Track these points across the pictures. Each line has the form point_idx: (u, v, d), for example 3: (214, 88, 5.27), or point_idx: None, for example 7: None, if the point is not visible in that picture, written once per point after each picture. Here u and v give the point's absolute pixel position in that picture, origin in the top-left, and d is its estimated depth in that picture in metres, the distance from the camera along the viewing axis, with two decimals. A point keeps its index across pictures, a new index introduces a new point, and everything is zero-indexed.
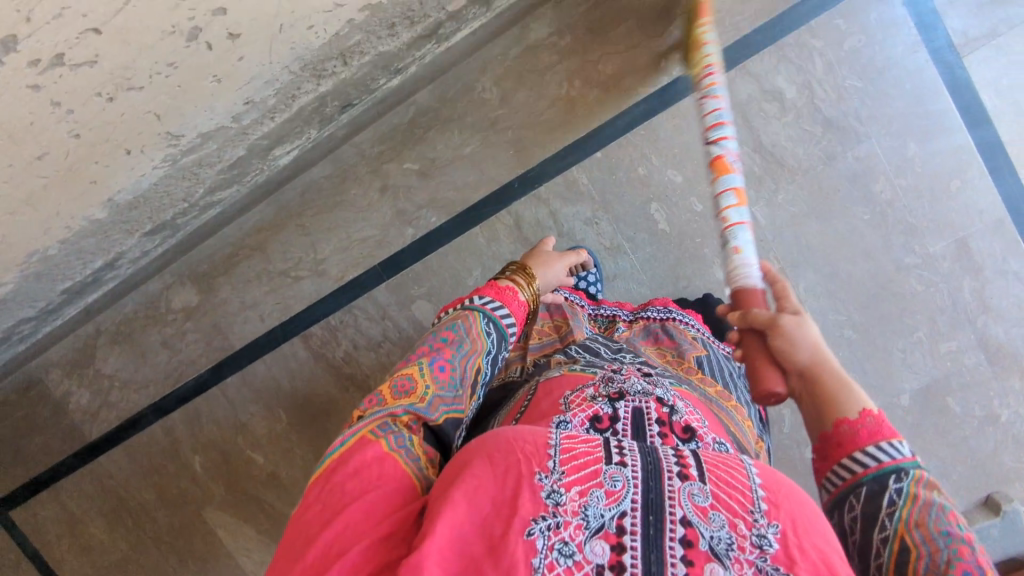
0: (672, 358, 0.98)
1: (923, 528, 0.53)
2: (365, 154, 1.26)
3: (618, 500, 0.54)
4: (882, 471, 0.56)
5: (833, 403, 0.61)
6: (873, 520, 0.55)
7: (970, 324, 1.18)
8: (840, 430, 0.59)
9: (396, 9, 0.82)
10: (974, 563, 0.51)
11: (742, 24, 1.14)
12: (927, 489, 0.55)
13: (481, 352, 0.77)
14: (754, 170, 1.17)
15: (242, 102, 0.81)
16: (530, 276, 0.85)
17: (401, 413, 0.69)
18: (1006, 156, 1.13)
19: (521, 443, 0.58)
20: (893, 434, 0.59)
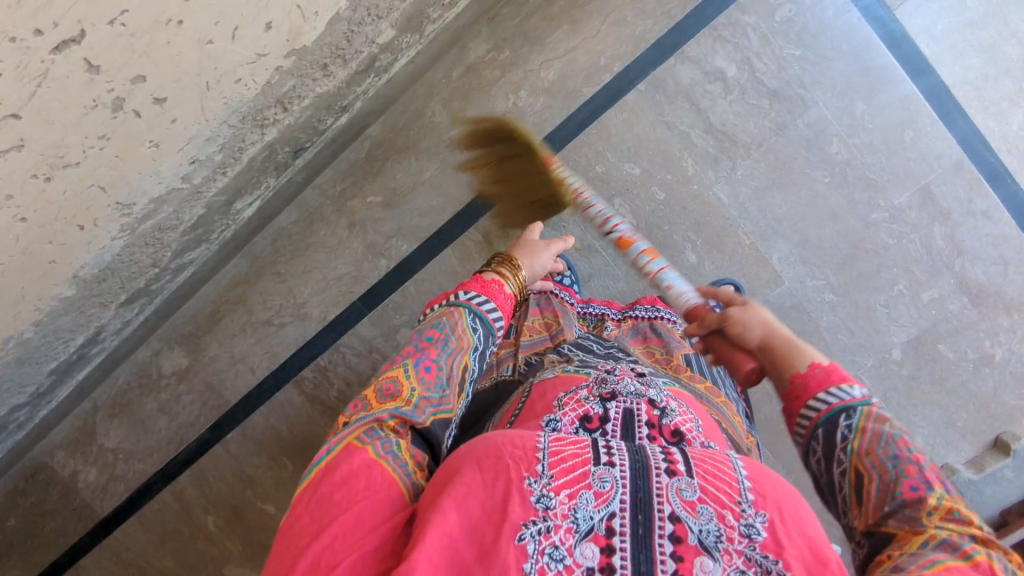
0: (661, 356, 1.02)
1: (873, 455, 0.53)
2: (328, 195, 1.27)
3: (607, 502, 0.53)
4: (832, 412, 0.56)
5: (787, 360, 0.61)
6: (829, 456, 0.55)
7: (949, 270, 1.18)
8: (794, 383, 0.59)
9: (323, 50, 0.84)
10: (921, 476, 0.52)
11: (673, 12, 1.16)
12: (879, 420, 0.55)
13: (467, 349, 0.74)
14: (708, 151, 1.18)
15: (188, 161, 0.83)
16: (515, 268, 0.85)
17: (386, 418, 0.66)
18: (953, 99, 1.14)
19: (509, 448, 0.56)
20: (846, 379, 0.58)
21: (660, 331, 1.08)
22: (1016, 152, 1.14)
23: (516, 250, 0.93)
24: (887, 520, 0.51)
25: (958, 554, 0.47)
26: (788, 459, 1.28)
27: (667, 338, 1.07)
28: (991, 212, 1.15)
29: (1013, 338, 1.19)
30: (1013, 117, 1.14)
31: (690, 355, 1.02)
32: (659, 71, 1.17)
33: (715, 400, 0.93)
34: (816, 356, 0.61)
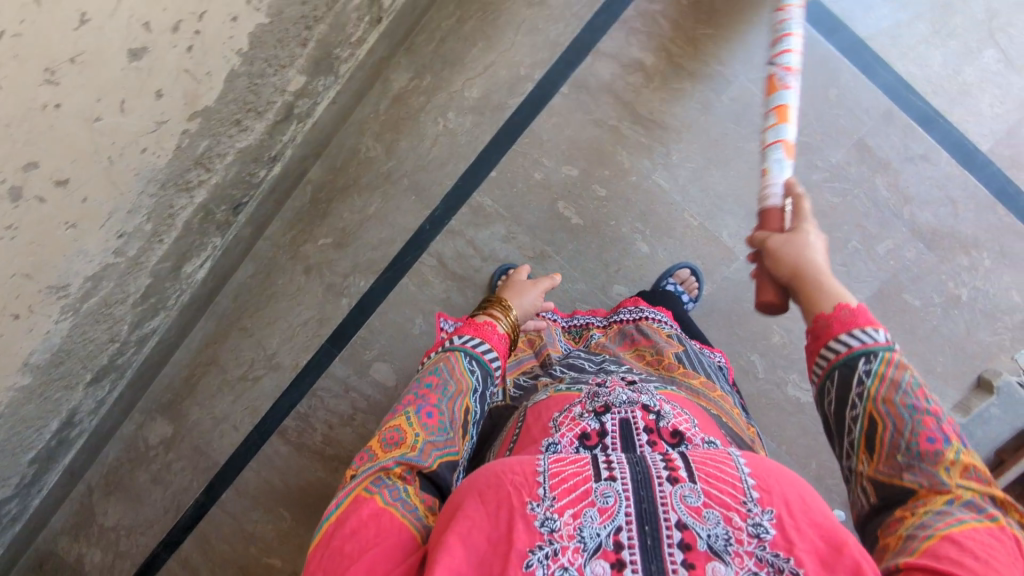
0: (651, 357, 0.96)
1: (890, 403, 0.53)
2: (280, 244, 1.29)
3: (612, 517, 0.52)
4: (852, 355, 0.56)
5: (811, 299, 0.62)
6: (844, 399, 0.55)
7: (899, 218, 1.17)
8: (818, 323, 0.59)
9: (230, 107, 0.86)
10: (938, 428, 0.52)
11: (582, 12, 1.18)
12: (899, 367, 0.55)
13: (467, 391, 0.73)
14: (641, 142, 1.20)
15: (116, 236, 0.85)
16: (506, 307, 0.83)
17: (392, 465, 0.65)
18: (871, 52, 1.14)
19: (509, 476, 0.55)
20: (871, 323, 0.57)
21: (647, 330, 1.03)
22: (944, 92, 1.14)
23: (504, 289, 0.90)
24: (903, 471, 0.52)
25: (984, 515, 0.48)
26: (776, 431, 1.27)
27: (655, 337, 1.02)
28: (929, 154, 1.15)
29: (977, 275, 1.18)
30: (934, 57, 1.13)
31: (680, 352, 0.97)
32: (579, 72, 1.19)
33: (712, 395, 0.88)
34: (848, 297, 0.61)
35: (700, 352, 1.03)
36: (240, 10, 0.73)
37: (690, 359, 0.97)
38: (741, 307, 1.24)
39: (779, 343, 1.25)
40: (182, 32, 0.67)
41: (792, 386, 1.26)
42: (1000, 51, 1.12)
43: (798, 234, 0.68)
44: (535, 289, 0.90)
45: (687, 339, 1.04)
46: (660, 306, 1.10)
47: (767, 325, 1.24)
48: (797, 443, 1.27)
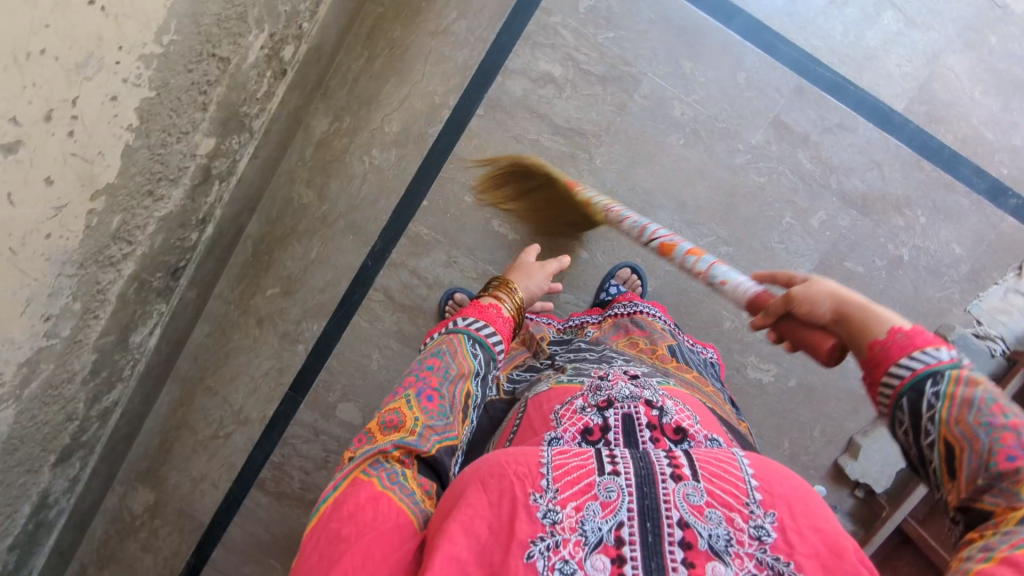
0: (646, 346, 1.00)
1: (964, 423, 0.48)
2: (230, 300, 1.31)
3: (614, 511, 0.52)
4: (917, 379, 0.50)
5: (863, 331, 0.56)
6: (916, 427, 0.50)
7: (827, 188, 1.17)
8: (875, 351, 0.54)
9: (136, 180, 0.88)
10: (1022, 445, 0.46)
11: (485, 34, 1.19)
12: (971, 384, 0.49)
13: (469, 375, 0.73)
14: (564, 150, 1.20)
15: (42, 319, 0.86)
16: (511, 290, 0.87)
17: (391, 448, 0.65)
18: (771, 31, 1.15)
19: (512, 466, 0.55)
20: (932, 343, 0.52)
21: (642, 323, 1.07)
22: (850, 60, 1.15)
23: (514, 273, 1.00)
24: (983, 494, 0.46)
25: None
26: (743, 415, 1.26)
27: (650, 330, 1.06)
28: (846, 122, 1.16)
29: (914, 234, 1.17)
30: (833, 27, 1.15)
31: (674, 345, 1.01)
32: (491, 93, 1.21)
33: (704, 389, 0.92)
34: (902, 321, 0.56)
35: (691, 348, 1.08)
36: (120, 89, 0.75)
37: (682, 353, 1.01)
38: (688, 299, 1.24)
39: (732, 327, 1.25)
40: (56, 120, 0.69)
41: (750, 368, 1.26)
42: (898, 12, 1.13)
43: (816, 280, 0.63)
44: (542, 272, 0.99)
45: (678, 334, 1.08)
46: (654, 303, 1.14)
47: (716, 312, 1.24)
48: (765, 425, 1.26)
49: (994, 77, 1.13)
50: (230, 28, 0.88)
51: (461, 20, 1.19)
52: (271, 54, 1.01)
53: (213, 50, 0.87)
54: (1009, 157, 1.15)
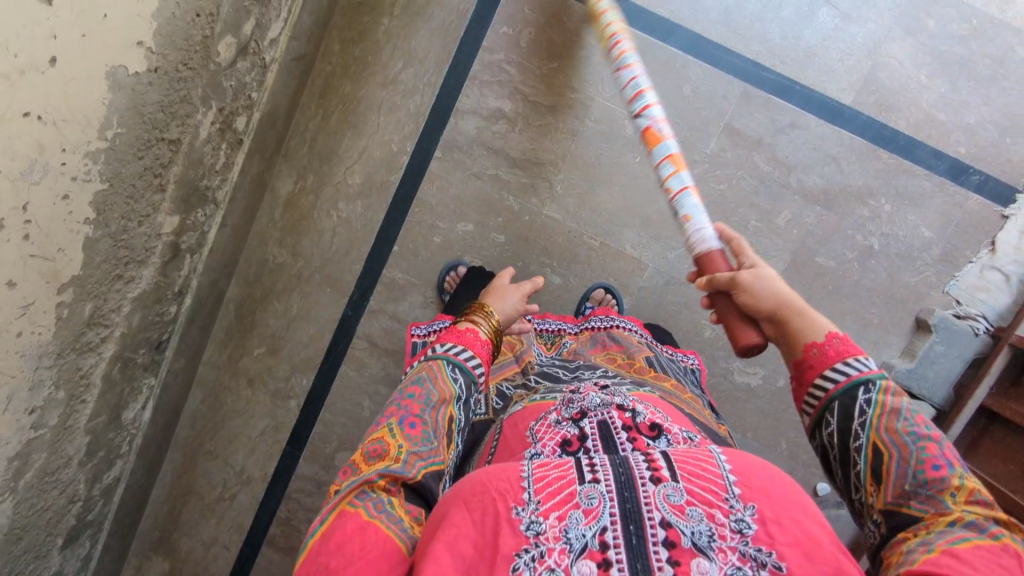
0: (624, 360, 0.99)
1: (894, 432, 0.54)
2: (219, 364, 1.34)
3: (597, 517, 0.52)
4: (851, 385, 0.57)
5: (799, 332, 0.62)
6: (847, 430, 0.56)
7: (788, 188, 1.18)
8: (810, 354, 0.60)
9: (103, 268, 0.91)
10: (941, 454, 0.53)
11: (433, 79, 1.21)
12: (896, 396, 0.56)
13: (451, 400, 0.70)
14: (523, 182, 1.23)
15: (26, 413, 0.89)
16: (487, 313, 0.80)
17: (375, 478, 0.62)
18: (710, 42, 1.16)
19: (494, 482, 0.55)
20: (860, 354, 0.59)
21: (619, 339, 1.06)
22: (791, 61, 1.15)
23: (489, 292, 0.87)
24: (912, 499, 0.52)
25: (987, 534, 0.49)
26: (736, 422, 1.25)
27: (627, 344, 1.05)
28: (796, 121, 1.16)
29: (882, 223, 1.17)
30: (771, 31, 1.15)
31: (651, 357, 1.01)
32: (446, 135, 1.23)
33: (683, 396, 0.91)
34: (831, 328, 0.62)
35: (671, 358, 1.08)
36: (70, 187, 0.78)
37: (661, 363, 1.01)
38: (665, 312, 1.24)
39: (712, 336, 1.24)
40: (8, 228, 0.72)
41: (736, 374, 1.25)
42: (833, 8, 1.14)
43: (764, 271, 0.67)
44: (518, 292, 0.85)
45: (657, 347, 1.08)
46: (631, 319, 1.13)
47: (695, 322, 1.24)
48: (760, 428, 1.25)
49: (938, 59, 1.14)
50: (176, 111, 0.91)
51: (408, 68, 1.21)
52: (223, 126, 1.04)
53: (162, 134, 0.90)
54: (965, 136, 1.14)
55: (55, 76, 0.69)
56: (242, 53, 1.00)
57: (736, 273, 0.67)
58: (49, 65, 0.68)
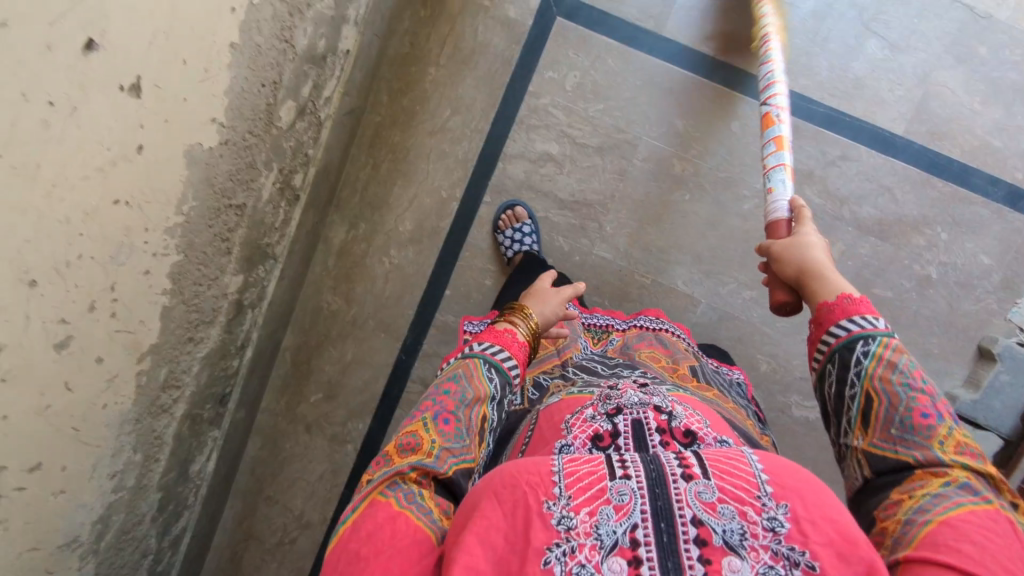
0: (668, 363, 0.99)
1: (887, 381, 0.57)
2: (277, 412, 1.36)
3: (628, 514, 0.50)
4: (851, 339, 0.60)
5: (814, 289, 0.66)
6: (843, 379, 0.59)
7: (841, 220, 1.17)
8: (819, 312, 0.64)
9: (177, 332, 0.94)
10: (932, 406, 0.56)
11: (481, 125, 1.23)
12: (896, 350, 0.59)
13: (485, 399, 0.70)
14: (572, 224, 1.24)
15: (109, 479, 0.92)
16: (526, 315, 0.81)
17: (408, 470, 0.63)
18: (757, 79, 1.16)
19: (524, 475, 0.53)
20: (870, 312, 0.61)
21: (666, 343, 1.06)
22: (840, 93, 1.15)
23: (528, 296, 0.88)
24: (899, 446, 0.55)
25: (979, 496, 0.50)
26: (797, 455, 1.24)
27: (673, 349, 1.05)
28: (847, 153, 1.16)
29: (939, 251, 1.16)
30: (819, 65, 1.15)
31: (695, 365, 1.00)
32: (495, 179, 1.24)
33: (724, 406, 0.90)
34: (851, 288, 0.65)
35: (716, 370, 1.06)
36: (151, 264, 0.80)
37: (704, 374, 1.00)
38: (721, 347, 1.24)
39: (769, 370, 1.23)
40: (98, 309, 0.74)
41: (795, 408, 1.24)
42: (880, 39, 1.13)
43: (803, 241, 0.71)
44: (558, 296, 0.86)
45: (703, 359, 1.07)
46: (679, 326, 1.15)
47: (751, 356, 1.23)
48: (820, 461, 1.24)
49: (990, 86, 1.13)
50: (242, 178, 0.93)
51: (455, 115, 1.22)
52: (283, 185, 1.06)
53: (229, 202, 0.92)
54: (1021, 161, 1.13)
55: (141, 162, 0.70)
56: (301, 114, 1.02)
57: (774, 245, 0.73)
58: (136, 152, 0.69)
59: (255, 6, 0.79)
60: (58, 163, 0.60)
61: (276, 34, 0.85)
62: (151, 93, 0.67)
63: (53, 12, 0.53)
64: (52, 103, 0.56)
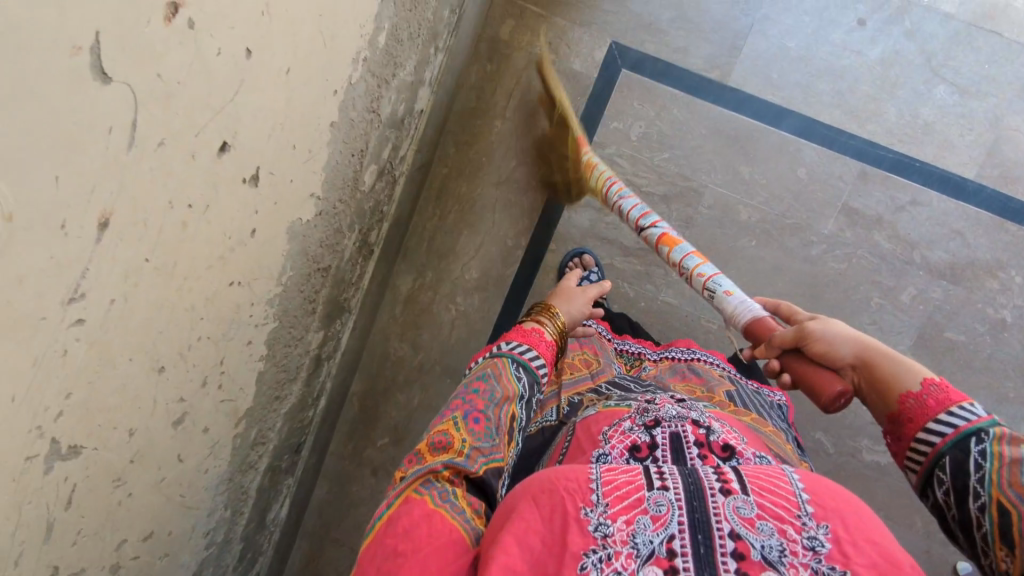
0: (703, 392, 0.96)
1: (1018, 486, 0.47)
2: (344, 456, 1.38)
3: (665, 524, 0.51)
4: (961, 437, 0.53)
5: (896, 381, 0.59)
6: (966, 490, 0.50)
7: (911, 264, 1.16)
8: (909, 406, 0.57)
9: (267, 392, 0.96)
10: None
11: (547, 176, 1.25)
12: (1015, 443, 0.50)
13: (514, 398, 0.72)
14: (639, 270, 1.25)
15: (203, 536, 0.95)
16: (553, 314, 0.86)
17: (441, 468, 0.63)
18: (823, 126, 1.16)
19: (563, 483, 0.55)
20: (963, 398, 0.56)
21: (699, 369, 1.03)
22: (909, 138, 1.15)
23: (554, 297, 0.94)
24: None
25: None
26: (870, 500, 1.23)
27: (707, 377, 1.02)
28: (917, 198, 1.15)
29: (1013, 295, 1.15)
30: (887, 111, 1.15)
31: (732, 391, 0.96)
32: (560, 227, 1.26)
33: (764, 430, 0.87)
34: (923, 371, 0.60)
35: (756, 392, 1.02)
36: (253, 334, 0.83)
37: (742, 399, 0.96)
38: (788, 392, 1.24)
39: (838, 414, 1.23)
40: (210, 383, 0.77)
41: (866, 452, 1.23)
42: (950, 85, 1.13)
43: (832, 322, 0.66)
44: (583, 297, 0.92)
45: (741, 381, 1.03)
46: (713, 353, 1.11)
47: None
48: (894, 506, 1.23)
49: None
50: (330, 243, 0.95)
51: (521, 167, 1.26)
52: (362, 244, 1.09)
53: (318, 267, 0.95)
54: None
55: (254, 244, 0.73)
56: (380, 175, 1.04)
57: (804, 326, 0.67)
58: (249, 236, 0.71)
59: (352, 84, 0.80)
60: (191, 257, 0.62)
61: (366, 106, 0.87)
62: (267, 181, 0.70)
63: (198, 126, 0.55)
64: (190, 206, 0.59)
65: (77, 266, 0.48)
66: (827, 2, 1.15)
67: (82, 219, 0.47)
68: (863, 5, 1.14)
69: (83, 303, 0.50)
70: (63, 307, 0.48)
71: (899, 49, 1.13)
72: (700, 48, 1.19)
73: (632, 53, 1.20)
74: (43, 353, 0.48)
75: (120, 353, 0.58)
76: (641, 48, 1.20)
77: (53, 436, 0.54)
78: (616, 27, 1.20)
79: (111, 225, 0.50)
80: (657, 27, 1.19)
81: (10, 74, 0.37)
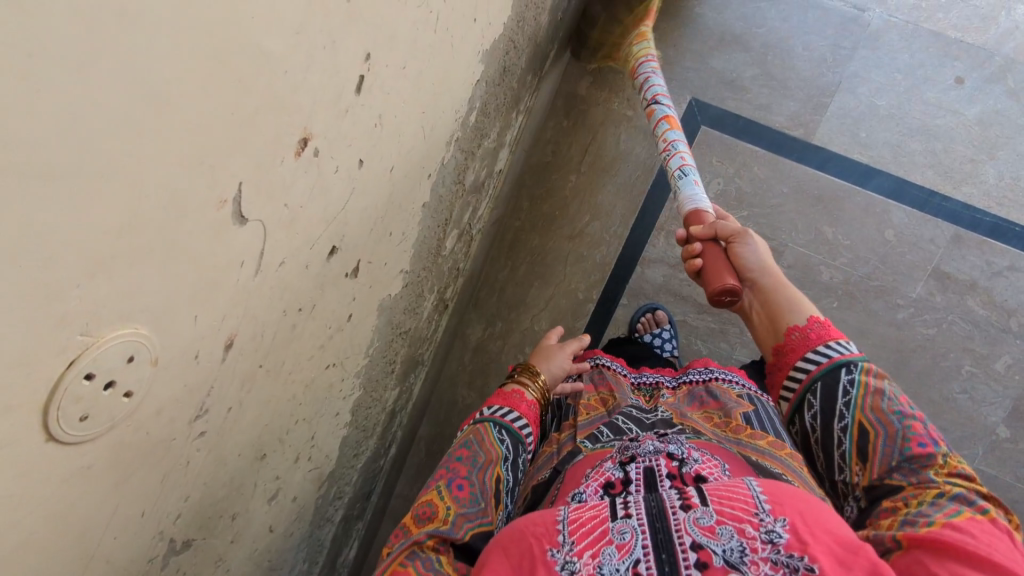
0: (719, 420, 0.87)
1: (878, 411, 0.62)
2: (410, 498, 1.33)
3: (630, 551, 0.52)
4: (833, 367, 0.66)
5: (780, 310, 0.73)
6: (832, 411, 0.64)
7: (1008, 332, 1.09)
8: (792, 337, 0.70)
9: (347, 450, 0.97)
10: (926, 434, 0.61)
11: (620, 230, 1.25)
12: (878, 378, 0.64)
13: (498, 460, 0.74)
14: (713, 328, 1.22)
15: None
16: (533, 373, 0.87)
17: (425, 538, 0.65)
18: (916, 185, 1.12)
19: (532, 527, 0.55)
20: (839, 337, 0.69)
21: (717, 393, 0.92)
22: (1009, 202, 1.10)
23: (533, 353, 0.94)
24: (893, 473, 0.60)
25: (974, 507, 0.54)
26: None
27: (726, 400, 0.91)
28: (1016, 263, 1.09)
29: None
30: (986, 172, 1.11)
31: (750, 412, 0.87)
32: (633, 282, 1.25)
33: (780, 453, 0.79)
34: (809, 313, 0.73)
35: None
36: (341, 405, 0.84)
37: (762, 420, 0.87)
38: None
39: None
40: (300, 456, 0.78)
41: None
42: None
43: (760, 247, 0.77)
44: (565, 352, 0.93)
45: (762, 399, 0.93)
46: (733, 369, 1.00)
47: None
48: None
49: None
50: (412, 310, 0.97)
51: (594, 221, 1.26)
52: (439, 302, 1.10)
53: (400, 331, 0.96)
54: None
55: (348, 329, 0.74)
56: (459, 239, 1.05)
57: (735, 236, 0.78)
58: (346, 320, 0.73)
59: (444, 163, 0.81)
60: (295, 354, 0.64)
61: (453, 181, 0.88)
62: (366, 269, 0.71)
63: (314, 237, 0.56)
64: (300, 308, 0.60)
65: (203, 388, 0.50)
66: (922, 60, 1.13)
67: (213, 345, 0.48)
68: (961, 62, 1.12)
69: (206, 417, 0.52)
70: (191, 424, 0.50)
71: (1000, 109, 1.10)
72: (783, 106, 1.17)
73: (713, 109, 1.18)
74: (170, 468, 0.50)
75: (230, 451, 0.59)
76: (722, 105, 1.18)
77: (171, 536, 0.56)
78: (696, 84, 1.19)
79: (235, 344, 0.52)
80: (739, 84, 1.18)
81: (171, 244, 0.39)
